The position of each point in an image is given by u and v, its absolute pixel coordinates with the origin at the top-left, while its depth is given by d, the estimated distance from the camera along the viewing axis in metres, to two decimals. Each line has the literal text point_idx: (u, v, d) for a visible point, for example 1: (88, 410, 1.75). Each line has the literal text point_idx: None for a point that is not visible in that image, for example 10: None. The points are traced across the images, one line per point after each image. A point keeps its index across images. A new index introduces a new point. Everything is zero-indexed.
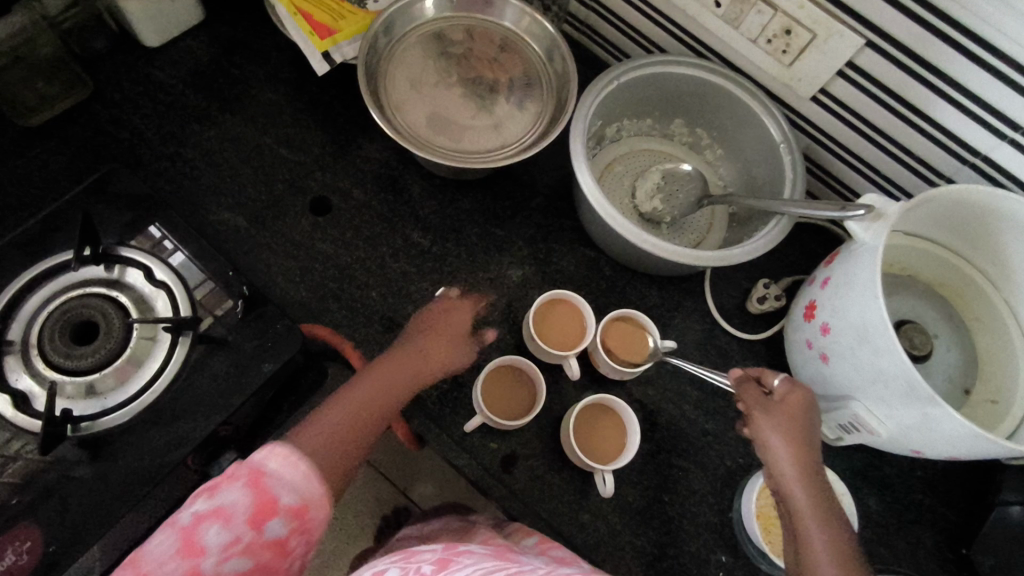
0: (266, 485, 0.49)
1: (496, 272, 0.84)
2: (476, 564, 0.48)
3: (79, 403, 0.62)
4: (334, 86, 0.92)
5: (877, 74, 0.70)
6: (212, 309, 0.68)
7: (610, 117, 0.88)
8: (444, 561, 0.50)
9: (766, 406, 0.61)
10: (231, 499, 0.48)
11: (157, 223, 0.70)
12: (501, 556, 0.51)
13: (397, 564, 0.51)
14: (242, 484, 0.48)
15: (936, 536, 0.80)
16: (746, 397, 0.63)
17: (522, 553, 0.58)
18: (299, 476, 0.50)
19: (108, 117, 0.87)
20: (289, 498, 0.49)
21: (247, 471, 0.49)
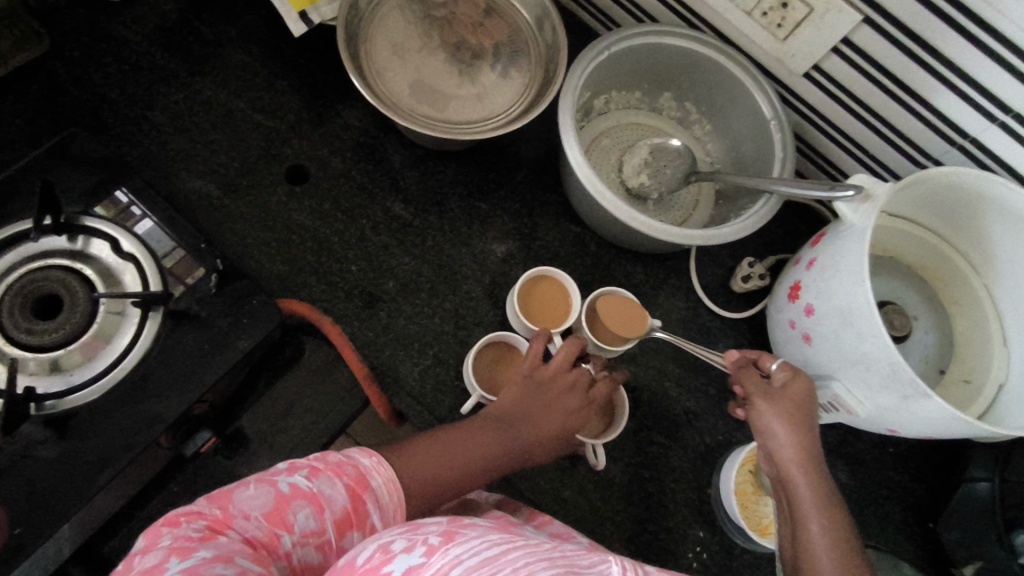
0: (363, 498, 0.49)
1: (480, 247, 0.82)
2: (483, 535, 0.41)
3: (44, 380, 0.59)
4: (311, 48, 0.87)
5: (872, 52, 0.68)
6: (183, 277, 0.65)
7: (598, 88, 0.86)
8: (451, 532, 0.41)
9: (766, 390, 0.61)
10: (329, 492, 0.48)
11: (123, 188, 0.67)
12: (506, 529, 0.44)
13: (402, 535, 0.41)
14: (342, 484, 0.49)
15: (904, 510, 0.82)
16: (746, 380, 0.63)
17: (522, 527, 0.53)
18: (390, 500, 0.51)
19: (68, 76, 0.81)
20: (376, 519, 0.49)
21: (354, 474, 0.50)
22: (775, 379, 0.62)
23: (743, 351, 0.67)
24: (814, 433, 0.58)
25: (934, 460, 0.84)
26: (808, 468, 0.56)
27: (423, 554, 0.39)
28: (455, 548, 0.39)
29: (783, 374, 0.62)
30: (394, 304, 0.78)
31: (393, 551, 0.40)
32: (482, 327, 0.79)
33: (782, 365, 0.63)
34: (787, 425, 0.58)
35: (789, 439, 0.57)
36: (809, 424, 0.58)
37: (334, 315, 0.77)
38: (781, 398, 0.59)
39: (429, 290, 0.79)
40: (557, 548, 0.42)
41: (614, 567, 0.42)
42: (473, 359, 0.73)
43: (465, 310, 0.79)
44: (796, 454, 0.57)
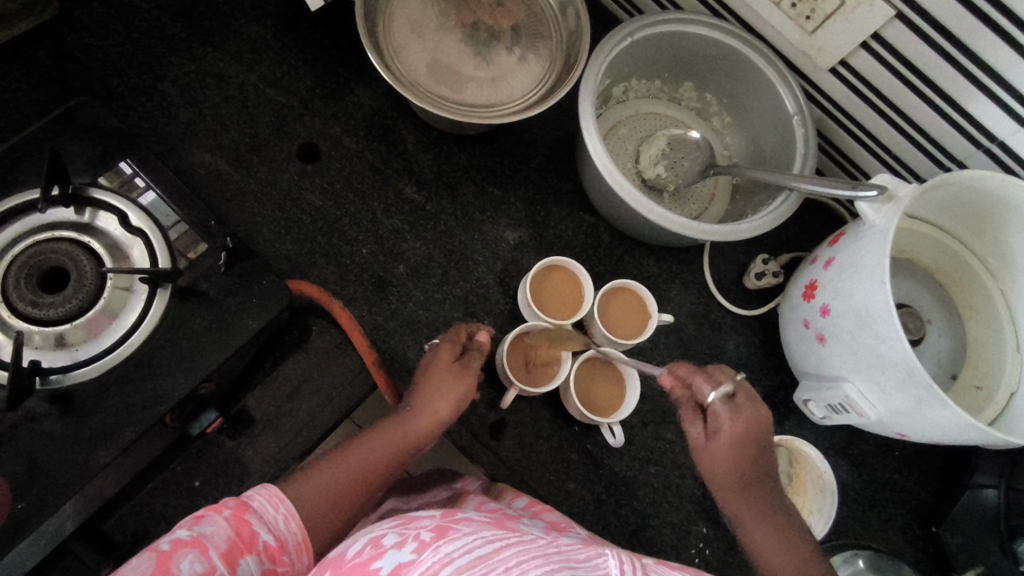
0: (250, 521, 0.46)
1: (492, 234, 0.81)
2: (476, 533, 0.41)
3: (48, 355, 0.58)
4: (326, 23, 0.85)
5: (902, 49, 0.67)
6: (184, 252, 0.64)
7: (618, 76, 0.84)
8: (443, 529, 0.42)
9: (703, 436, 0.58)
10: (212, 529, 0.44)
11: (128, 158, 0.65)
12: (501, 526, 0.44)
13: (392, 530, 0.43)
14: (225, 517, 0.45)
15: (907, 514, 0.82)
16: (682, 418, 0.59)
17: (522, 522, 0.53)
18: (280, 517, 0.47)
19: (76, 42, 0.79)
20: (267, 536, 0.46)
21: (233, 503, 0.46)
22: (714, 418, 0.58)
23: (677, 371, 0.61)
24: (757, 473, 0.57)
25: (941, 465, 0.84)
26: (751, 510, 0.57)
27: (413, 550, 0.40)
28: (447, 545, 0.39)
29: (721, 416, 0.57)
30: (405, 289, 0.77)
31: (383, 547, 0.41)
32: (492, 316, 0.78)
33: (722, 400, 0.57)
34: (729, 474, 0.57)
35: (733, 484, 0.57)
36: (748, 469, 0.57)
37: (343, 298, 0.76)
38: (721, 447, 0.57)
39: (440, 276, 0.78)
40: (553, 544, 0.41)
41: (610, 561, 0.40)
42: (504, 350, 0.71)
43: (475, 297, 0.78)
44: (741, 499, 0.57)
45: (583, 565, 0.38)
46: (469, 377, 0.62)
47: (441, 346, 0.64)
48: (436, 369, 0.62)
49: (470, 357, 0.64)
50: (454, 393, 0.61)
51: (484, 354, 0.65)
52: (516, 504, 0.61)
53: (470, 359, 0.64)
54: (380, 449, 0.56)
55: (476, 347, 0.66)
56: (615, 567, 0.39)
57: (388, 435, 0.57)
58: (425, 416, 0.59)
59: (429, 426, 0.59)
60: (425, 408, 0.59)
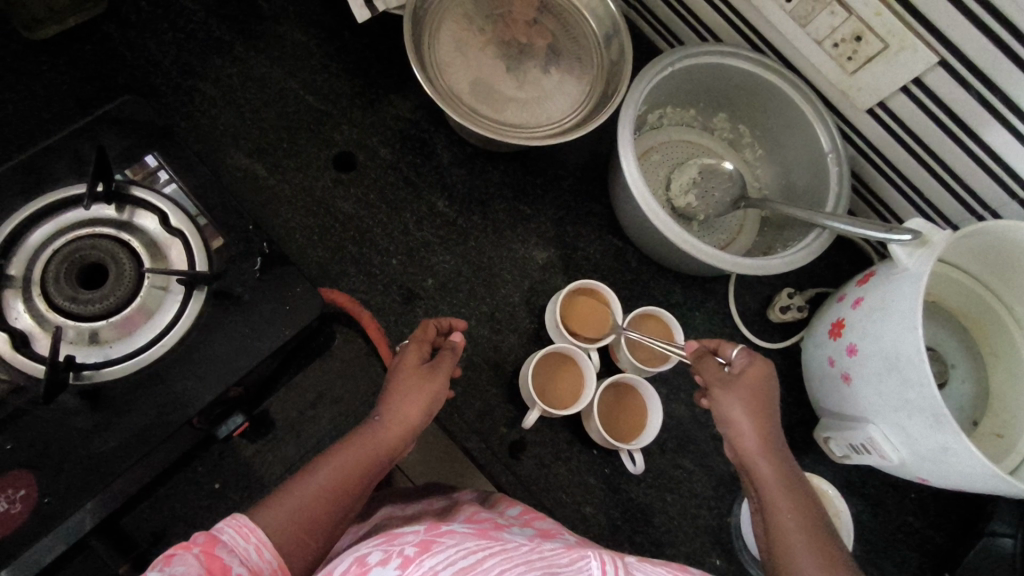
0: (220, 555, 0.44)
1: (521, 252, 0.81)
2: (459, 545, 0.43)
3: (82, 350, 0.58)
4: (368, 34, 0.85)
5: (943, 95, 0.67)
6: (206, 240, 0.64)
7: (655, 102, 0.85)
8: (427, 542, 0.44)
9: (725, 381, 0.60)
10: (183, 567, 0.41)
11: (153, 152, 0.65)
12: (486, 535, 0.47)
13: (379, 547, 0.45)
14: (195, 555, 0.43)
15: (920, 557, 0.81)
16: (705, 372, 0.62)
17: (507, 529, 0.53)
18: (250, 547, 0.46)
19: (122, 39, 0.80)
20: (241, 568, 0.45)
21: (201, 540, 0.44)
22: (734, 364, 0.61)
23: (702, 342, 0.67)
24: (774, 419, 0.59)
25: (956, 509, 0.83)
26: (766, 453, 0.57)
27: (398, 565, 0.42)
28: (430, 559, 0.42)
29: (742, 359, 0.61)
30: (432, 302, 0.77)
31: (370, 564, 0.43)
32: (518, 334, 0.78)
33: (742, 351, 0.62)
34: (747, 411, 0.58)
35: (751, 425, 0.58)
36: (770, 410, 0.59)
37: (371, 308, 0.76)
38: (742, 386, 0.59)
39: (468, 291, 0.79)
40: (536, 550, 0.43)
41: (594, 562, 0.42)
42: (530, 369, 0.72)
43: (502, 314, 0.79)
44: (758, 441, 0.57)
45: (565, 570, 0.41)
46: (438, 378, 0.59)
47: (410, 349, 0.61)
48: (404, 373, 0.59)
49: (441, 358, 0.61)
50: (424, 396, 0.58)
51: (457, 354, 0.62)
52: (510, 512, 0.61)
53: (440, 360, 0.61)
54: (352, 461, 0.54)
55: (448, 346, 0.63)
56: (597, 567, 0.42)
57: (360, 445, 0.55)
58: (395, 424, 0.56)
59: (399, 431, 0.56)
60: (394, 413, 0.57)
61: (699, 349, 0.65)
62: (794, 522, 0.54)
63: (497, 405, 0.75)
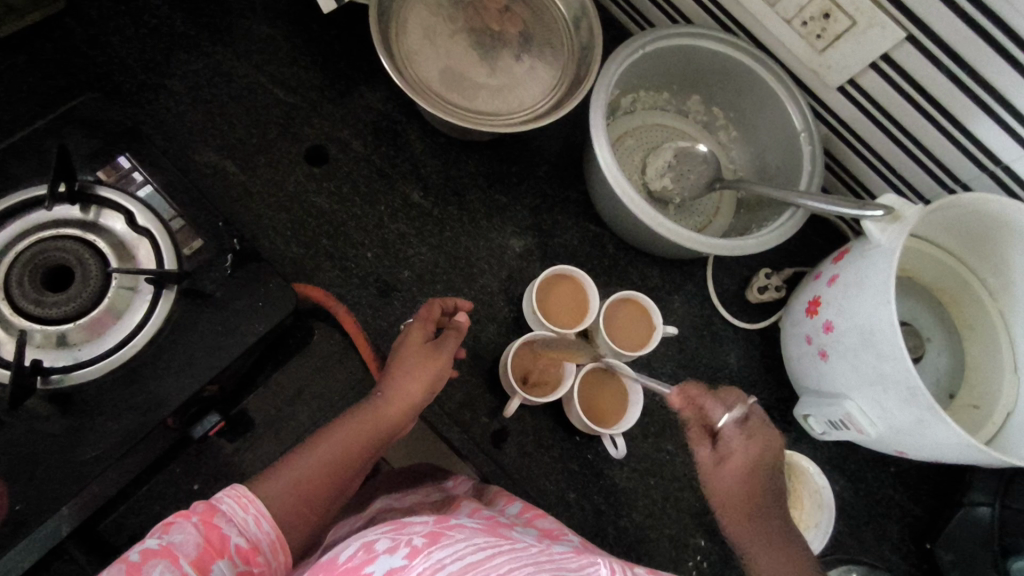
0: (219, 525, 0.45)
1: (498, 241, 0.81)
2: (468, 540, 0.41)
3: (50, 354, 0.57)
4: (336, 25, 0.84)
5: (912, 70, 0.67)
6: (183, 244, 0.63)
7: (627, 86, 0.85)
8: (435, 534, 0.42)
9: (714, 468, 0.56)
10: (180, 537, 0.43)
11: (127, 152, 0.64)
12: (495, 533, 0.45)
13: (386, 535, 0.43)
14: (193, 524, 0.44)
15: (902, 530, 0.83)
16: (695, 445, 0.58)
17: (514, 529, 0.51)
18: (250, 518, 0.47)
19: (84, 37, 0.78)
20: (239, 538, 0.45)
21: (200, 508, 0.45)
22: (723, 441, 0.56)
23: (686, 389, 0.60)
24: (770, 505, 0.55)
25: (936, 481, 0.85)
26: (762, 544, 0.54)
27: (405, 555, 0.40)
28: (438, 552, 0.40)
29: (728, 437, 0.56)
30: (409, 294, 0.77)
31: (377, 551, 0.42)
32: (497, 323, 0.78)
33: (727, 426, 0.56)
34: (740, 498, 0.55)
35: (744, 514, 0.55)
36: (759, 505, 0.55)
37: (347, 302, 0.75)
38: (730, 474, 0.55)
39: (445, 282, 0.78)
40: (545, 552, 0.41)
41: (602, 570, 0.40)
42: (510, 358, 0.71)
43: (480, 304, 0.78)
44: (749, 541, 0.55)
45: None
46: (442, 358, 0.59)
47: (413, 328, 0.61)
48: (408, 352, 0.59)
49: (445, 338, 0.60)
50: (427, 376, 0.58)
51: (461, 334, 0.62)
52: (510, 511, 0.59)
53: (444, 339, 0.60)
54: (351, 437, 0.54)
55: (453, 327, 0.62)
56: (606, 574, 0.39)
57: (357, 424, 0.54)
58: (396, 401, 0.56)
59: (401, 410, 0.56)
60: (395, 392, 0.56)
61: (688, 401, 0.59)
62: None
63: (478, 395, 0.75)
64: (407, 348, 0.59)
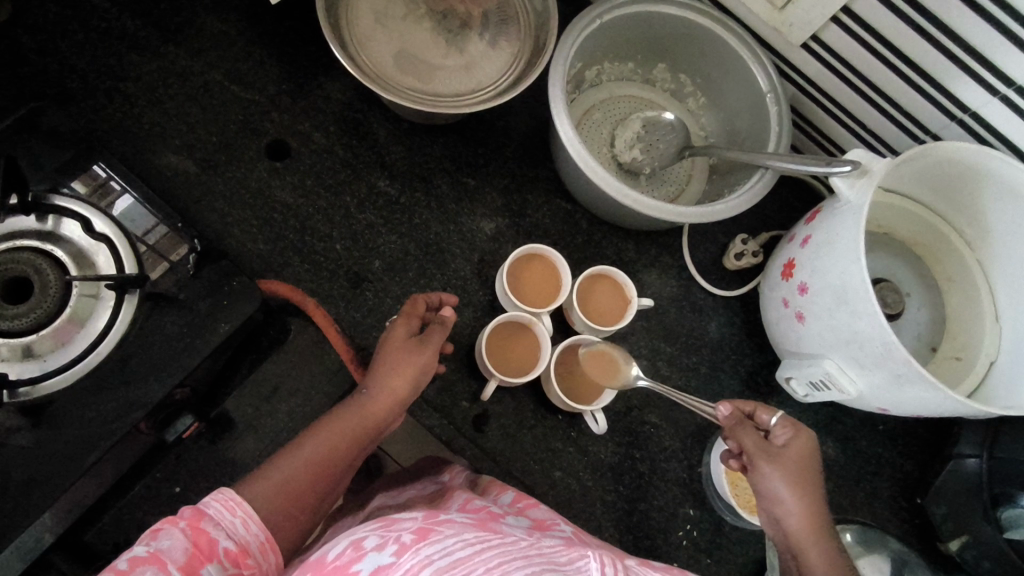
0: (206, 529, 0.44)
1: (468, 225, 0.80)
2: (458, 535, 0.40)
3: (16, 367, 0.57)
4: (290, 17, 0.83)
5: (873, 21, 0.66)
6: (166, 253, 0.64)
7: (590, 59, 0.83)
8: (424, 530, 0.40)
9: (769, 452, 0.54)
10: (169, 542, 0.41)
11: (100, 162, 0.64)
12: (484, 527, 0.43)
13: (375, 531, 0.42)
14: (181, 529, 0.43)
15: (892, 487, 0.82)
16: (742, 437, 0.56)
17: (504, 521, 0.50)
18: (238, 521, 0.46)
19: (32, 45, 0.77)
20: (227, 542, 0.44)
21: (187, 514, 0.44)
22: (774, 437, 0.56)
23: (736, 404, 0.60)
24: (821, 495, 0.53)
25: (924, 435, 0.84)
26: (815, 541, 0.50)
27: (393, 552, 0.39)
28: (427, 548, 0.38)
29: (784, 431, 0.55)
30: (382, 284, 0.76)
31: (365, 549, 0.40)
32: (472, 308, 0.77)
33: (782, 419, 0.57)
34: (791, 490, 0.52)
35: (796, 506, 0.51)
36: (816, 489, 0.53)
37: (320, 296, 0.75)
38: (786, 461, 0.53)
39: (417, 269, 0.78)
40: (535, 547, 0.40)
41: (594, 563, 0.39)
42: (484, 341, 0.71)
43: (454, 289, 0.78)
44: (806, 527, 0.51)
45: (566, 568, 0.37)
46: (426, 352, 0.58)
47: (397, 323, 0.60)
48: (393, 346, 0.58)
49: (429, 330, 0.60)
50: (415, 369, 0.57)
51: (445, 328, 0.61)
52: (504, 499, 0.58)
53: (427, 334, 0.60)
54: (338, 433, 0.53)
55: (437, 321, 0.62)
56: (596, 568, 0.38)
57: (343, 418, 0.54)
58: (383, 398, 0.55)
59: (389, 406, 0.56)
60: (382, 385, 0.56)
61: (735, 411, 0.59)
62: None
63: (456, 381, 0.75)
64: (394, 347, 0.58)
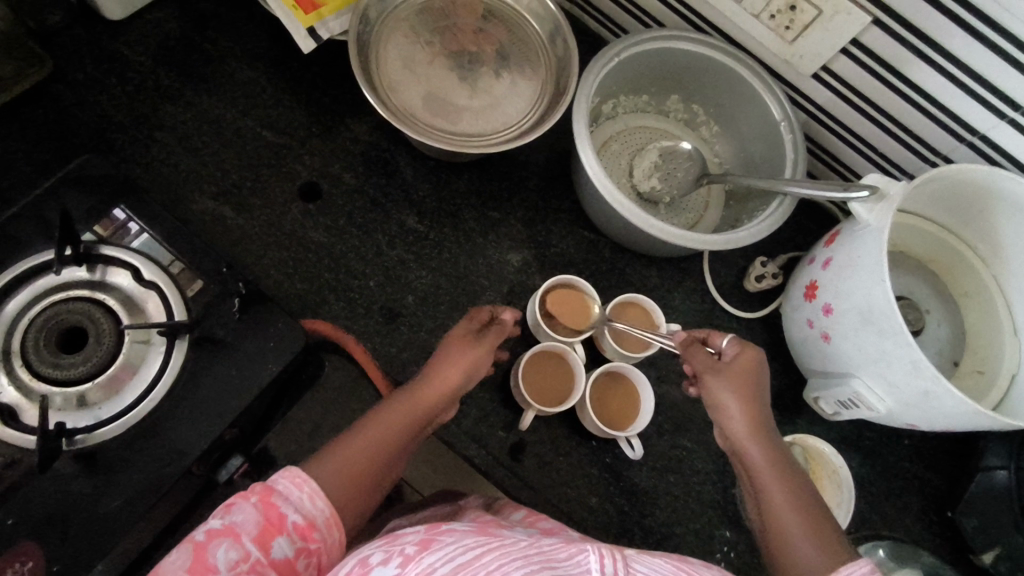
0: (276, 504, 0.47)
1: (496, 257, 0.82)
2: (458, 541, 0.42)
3: (72, 416, 0.59)
4: (317, 63, 0.86)
5: (881, 52, 0.69)
6: (183, 287, 0.64)
7: (607, 94, 0.86)
8: (426, 541, 0.43)
9: (716, 368, 0.62)
10: (240, 517, 0.46)
11: (122, 205, 0.65)
12: (486, 531, 0.46)
13: (380, 548, 0.45)
14: (252, 503, 0.47)
15: (922, 501, 0.83)
16: (696, 360, 0.65)
17: (508, 528, 0.53)
18: (306, 496, 0.49)
19: (73, 99, 0.80)
20: (295, 516, 0.48)
21: (258, 489, 0.48)
22: (725, 353, 0.64)
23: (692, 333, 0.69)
24: (762, 401, 0.61)
25: (950, 448, 0.85)
26: (756, 437, 0.59)
27: (398, 565, 0.42)
28: (429, 557, 0.41)
29: (731, 349, 0.63)
30: (415, 318, 0.78)
31: (371, 564, 0.43)
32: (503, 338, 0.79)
33: (732, 340, 0.64)
34: (736, 397, 0.60)
35: (739, 410, 0.60)
36: (757, 392, 0.61)
37: (355, 333, 0.77)
38: (730, 373, 0.61)
39: (449, 303, 0.79)
40: (534, 545, 0.43)
41: (593, 556, 0.41)
42: (520, 372, 0.73)
43: None
44: (746, 426, 0.59)
45: (562, 564, 0.40)
46: (480, 347, 0.64)
47: (457, 324, 0.66)
48: (449, 344, 0.64)
49: (486, 329, 0.66)
50: (465, 361, 0.62)
51: (502, 329, 0.66)
52: (515, 517, 0.60)
53: (485, 334, 0.65)
54: (396, 418, 0.57)
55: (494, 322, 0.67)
56: (595, 563, 0.40)
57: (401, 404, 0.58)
58: (438, 385, 0.60)
59: (442, 393, 0.60)
60: (433, 377, 0.61)
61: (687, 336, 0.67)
62: (786, 508, 0.54)
63: (491, 410, 0.76)
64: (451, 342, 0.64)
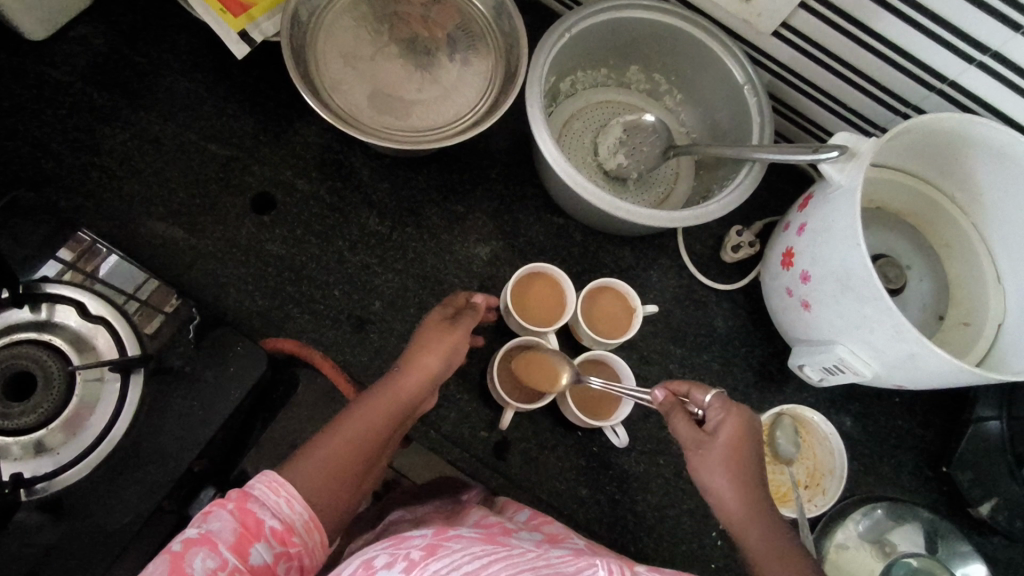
0: (253, 510, 0.45)
1: (463, 253, 0.80)
2: (465, 549, 0.41)
3: (30, 464, 0.56)
4: (258, 67, 0.82)
5: (841, 5, 0.66)
6: (161, 305, 0.64)
7: (563, 71, 0.83)
8: (433, 546, 0.41)
9: (701, 444, 0.55)
10: (217, 525, 0.43)
11: (84, 227, 0.64)
12: (493, 539, 0.44)
13: (385, 550, 0.43)
14: (229, 510, 0.44)
15: (917, 457, 0.82)
16: (678, 428, 0.57)
17: (516, 534, 0.50)
18: (283, 501, 0.46)
19: (3, 130, 0.76)
20: (274, 521, 0.45)
21: (234, 496, 0.45)
22: (708, 419, 0.57)
23: (669, 387, 0.60)
24: (758, 470, 0.54)
25: (942, 402, 0.84)
26: (755, 523, 0.52)
27: (402, 569, 0.40)
28: (435, 564, 0.40)
29: (716, 414, 0.56)
30: (385, 324, 0.76)
31: (376, 568, 0.41)
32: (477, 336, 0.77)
33: (715, 400, 0.57)
34: (728, 478, 0.53)
35: (731, 491, 0.53)
36: (750, 470, 0.54)
37: (324, 345, 0.74)
38: (716, 451, 0.54)
39: (418, 305, 0.77)
40: (542, 557, 0.41)
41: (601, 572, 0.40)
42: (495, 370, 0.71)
43: None
44: (742, 512, 0.52)
45: None
46: (459, 330, 0.60)
47: (434, 310, 0.62)
48: (425, 330, 0.60)
49: (461, 314, 0.62)
50: (444, 347, 0.58)
51: (478, 312, 0.63)
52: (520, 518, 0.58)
53: (461, 318, 0.61)
54: (374, 412, 0.54)
55: (469, 307, 0.64)
56: None
57: (383, 394, 0.55)
58: (417, 371, 0.57)
59: (422, 381, 0.56)
60: (412, 365, 0.57)
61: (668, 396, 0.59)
62: None
63: (472, 411, 0.74)
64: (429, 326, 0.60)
